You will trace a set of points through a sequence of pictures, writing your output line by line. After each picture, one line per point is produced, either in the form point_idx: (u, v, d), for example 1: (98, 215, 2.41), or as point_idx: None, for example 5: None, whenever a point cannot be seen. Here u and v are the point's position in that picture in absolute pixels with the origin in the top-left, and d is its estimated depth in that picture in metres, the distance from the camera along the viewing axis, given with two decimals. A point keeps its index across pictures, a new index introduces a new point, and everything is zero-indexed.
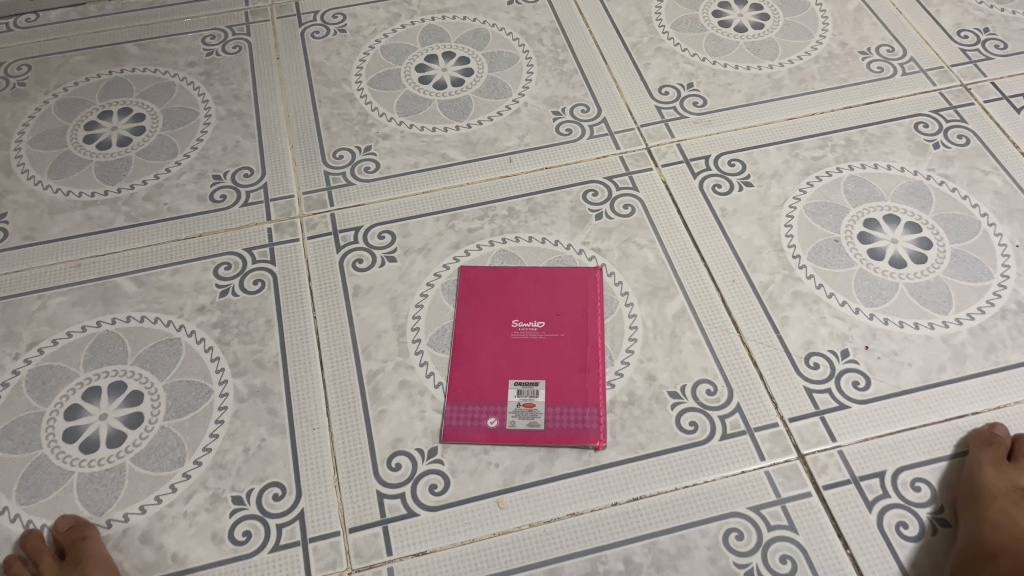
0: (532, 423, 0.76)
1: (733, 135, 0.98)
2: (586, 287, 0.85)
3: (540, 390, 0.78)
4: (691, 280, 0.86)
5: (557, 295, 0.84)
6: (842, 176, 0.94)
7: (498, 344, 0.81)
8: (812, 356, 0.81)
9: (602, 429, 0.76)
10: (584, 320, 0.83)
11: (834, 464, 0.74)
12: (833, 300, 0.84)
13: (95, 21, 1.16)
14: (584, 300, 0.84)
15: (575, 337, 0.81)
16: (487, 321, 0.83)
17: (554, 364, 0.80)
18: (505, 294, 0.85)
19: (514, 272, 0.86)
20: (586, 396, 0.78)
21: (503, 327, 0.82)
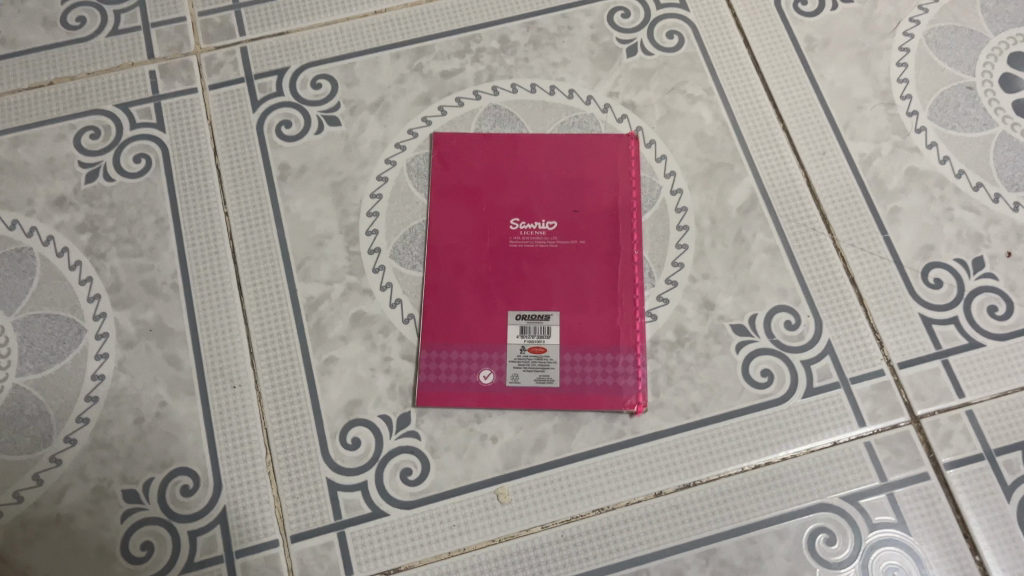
0: (542, 377, 0.54)
1: None
2: (615, 166, 0.59)
3: (553, 328, 0.55)
4: (765, 153, 0.60)
5: (574, 179, 0.59)
6: None
7: (492, 257, 0.57)
8: (933, 269, 0.57)
9: (641, 386, 0.54)
10: (614, 219, 0.58)
11: (961, 432, 0.54)
12: (963, 181, 0.60)
13: None
14: (613, 187, 0.58)
15: (601, 247, 0.57)
16: (475, 221, 0.58)
17: (571, 289, 0.56)
18: (500, 177, 0.59)
19: (511, 142, 0.60)
20: (618, 336, 0.55)
21: (499, 230, 0.57)
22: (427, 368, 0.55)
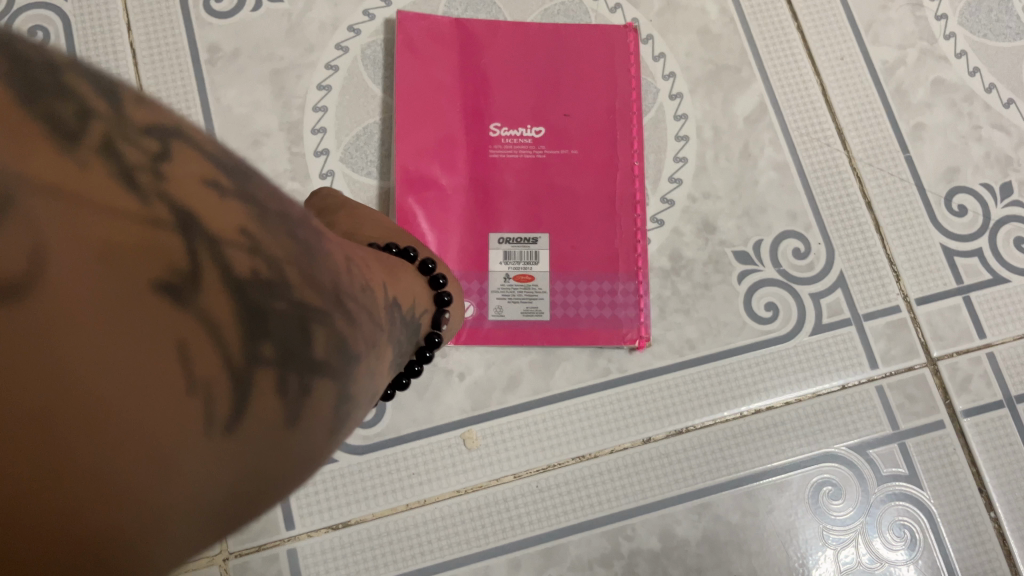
0: (530, 311, 0.47)
1: None
2: (613, 63, 0.51)
3: (541, 254, 0.48)
4: (776, 56, 0.53)
5: (568, 76, 0.50)
6: None
7: (468, 167, 0.48)
8: (956, 195, 0.51)
9: (642, 318, 0.47)
10: (614, 126, 0.49)
11: (981, 377, 0.48)
12: (993, 97, 0.53)
13: None
14: (611, 88, 0.50)
15: (598, 159, 0.49)
16: (446, 124, 0.48)
17: (565, 206, 0.48)
18: (476, 71, 0.49)
19: (488, 30, 0.50)
20: (617, 262, 0.48)
21: (477, 136, 0.49)
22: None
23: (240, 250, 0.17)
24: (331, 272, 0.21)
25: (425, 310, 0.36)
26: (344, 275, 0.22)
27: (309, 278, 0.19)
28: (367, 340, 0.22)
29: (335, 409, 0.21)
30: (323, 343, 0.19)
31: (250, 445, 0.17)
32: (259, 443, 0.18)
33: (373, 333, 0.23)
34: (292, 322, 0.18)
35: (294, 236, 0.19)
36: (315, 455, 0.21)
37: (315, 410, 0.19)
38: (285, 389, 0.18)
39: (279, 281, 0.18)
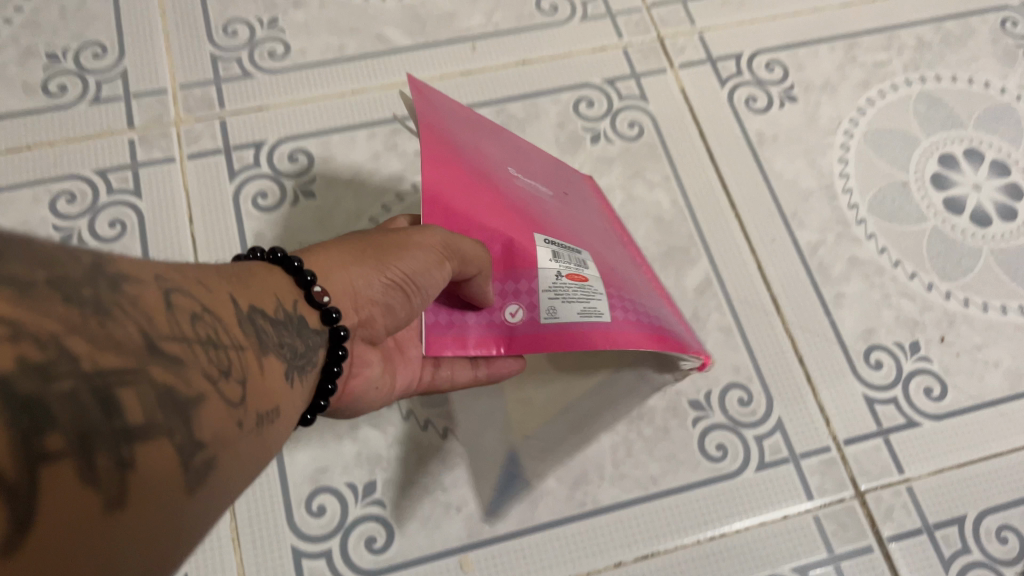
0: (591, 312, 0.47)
1: (774, 29, 0.74)
2: (592, 188, 0.63)
3: (588, 259, 0.50)
4: (718, 237, 0.64)
5: (554, 170, 0.59)
6: (910, 92, 0.71)
7: (505, 190, 0.51)
8: (873, 352, 0.61)
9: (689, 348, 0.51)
10: (602, 217, 0.59)
11: (903, 507, 0.56)
12: (900, 270, 0.64)
13: None
14: (593, 197, 0.61)
15: (604, 232, 0.57)
16: (478, 166, 0.50)
17: (594, 240, 0.53)
18: (483, 130, 0.55)
19: (483, 117, 0.57)
20: (657, 292, 0.52)
21: (504, 175, 0.53)
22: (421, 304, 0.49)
23: (18, 346, 0.19)
24: (132, 328, 0.24)
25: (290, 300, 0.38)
26: (164, 319, 0.25)
27: (102, 344, 0.22)
28: (206, 374, 0.26)
29: (180, 469, 0.23)
30: (135, 407, 0.22)
31: (75, 540, 0.19)
32: (71, 536, 0.19)
33: (211, 364, 0.27)
34: (95, 394, 0.21)
35: (80, 304, 0.22)
36: (177, 523, 0.23)
37: (141, 482, 0.22)
38: (95, 471, 0.20)
39: (53, 360, 0.20)
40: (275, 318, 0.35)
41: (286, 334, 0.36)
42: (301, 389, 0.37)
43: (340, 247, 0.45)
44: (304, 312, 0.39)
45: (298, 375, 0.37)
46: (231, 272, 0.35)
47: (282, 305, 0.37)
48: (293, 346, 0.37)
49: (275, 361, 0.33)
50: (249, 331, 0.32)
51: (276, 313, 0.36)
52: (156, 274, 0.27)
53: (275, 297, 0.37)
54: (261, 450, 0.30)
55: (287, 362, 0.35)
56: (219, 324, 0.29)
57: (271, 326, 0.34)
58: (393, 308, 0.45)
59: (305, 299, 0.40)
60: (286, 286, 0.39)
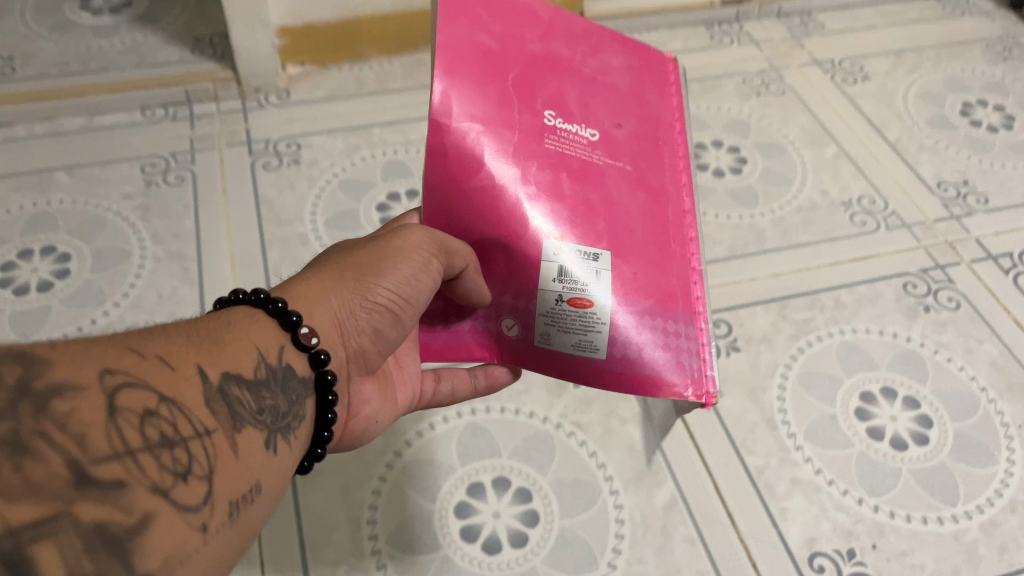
0: (587, 347, 0.56)
1: (719, 293, 0.92)
2: (653, 87, 0.63)
3: (600, 271, 0.56)
4: (680, 462, 0.78)
5: (613, 101, 0.60)
6: (833, 341, 0.88)
7: (532, 152, 0.55)
8: (816, 557, 0.73)
9: (700, 356, 0.58)
10: (661, 167, 0.61)
11: None
12: (834, 488, 0.77)
13: (21, 145, 1.03)
14: (657, 121, 0.62)
15: (654, 188, 0.60)
16: (500, 114, 0.55)
17: (630, 217, 0.58)
18: (524, 57, 0.57)
19: (547, 10, 0.60)
20: (677, 300, 0.58)
21: (536, 122, 0.56)
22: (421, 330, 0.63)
23: None
24: (55, 477, 0.32)
25: (270, 343, 0.49)
26: (101, 425, 0.35)
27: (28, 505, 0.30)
28: (155, 482, 0.35)
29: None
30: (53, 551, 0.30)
31: None
32: None
33: (143, 476, 0.35)
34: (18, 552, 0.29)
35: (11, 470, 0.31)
36: None
37: None
38: None
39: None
40: (247, 380, 0.46)
41: (269, 397, 0.47)
42: (291, 453, 0.49)
43: (318, 278, 0.55)
44: (294, 361, 0.51)
45: (282, 435, 0.48)
46: (202, 333, 0.46)
47: (272, 369, 0.48)
48: (276, 406, 0.48)
49: (253, 431, 0.44)
50: (219, 409, 0.42)
51: (256, 367, 0.47)
52: (99, 398, 0.36)
53: (253, 345, 0.48)
54: (214, 528, 0.39)
55: (266, 418, 0.46)
56: (172, 412, 0.39)
57: (247, 394, 0.45)
58: (382, 328, 0.57)
59: (292, 339, 0.51)
60: (271, 333, 0.50)
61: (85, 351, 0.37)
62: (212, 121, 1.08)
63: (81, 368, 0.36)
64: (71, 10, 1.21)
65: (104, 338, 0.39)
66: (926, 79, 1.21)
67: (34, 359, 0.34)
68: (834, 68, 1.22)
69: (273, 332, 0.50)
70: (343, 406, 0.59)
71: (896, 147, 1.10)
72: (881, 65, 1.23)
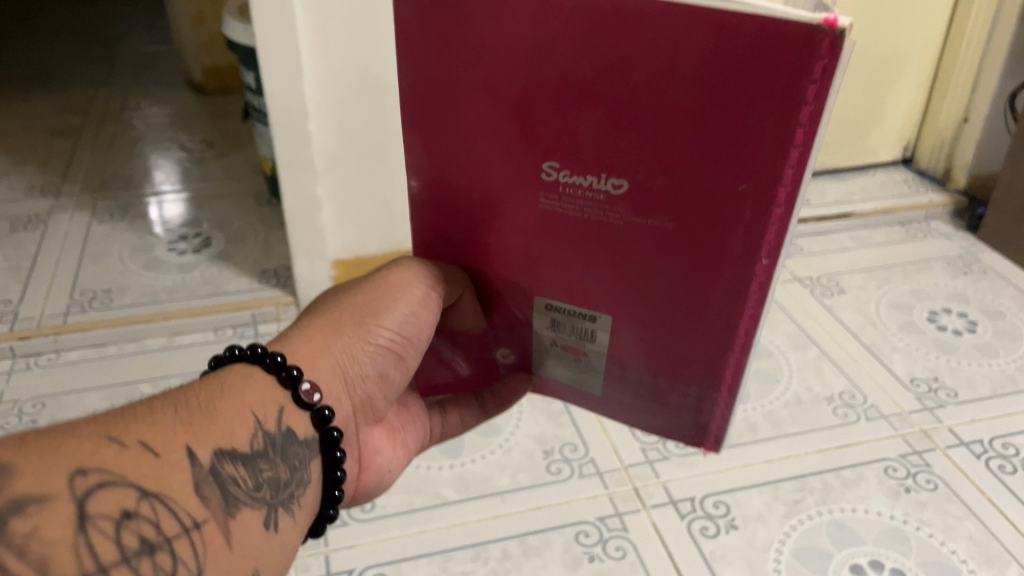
0: (583, 383, 0.75)
1: (717, 478, 1.03)
2: (733, 101, 0.51)
3: (596, 333, 0.69)
4: None
5: (666, 126, 0.54)
6: (822, 519, 0.97)
7: (530, 224, 0.63)
8: None
9: (721, 416, 0.70)
10: (701, 218, 0.57)
11: None
12: None
13: (113, 362, 1.20)
14: (734, 162, 0.54)
15: (691, 250, 0.60)
16: (506, 175, 0.61)
17: (654, 278, 0.63)
18: (545, 95, 0.56)
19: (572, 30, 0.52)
20: (696, 369, 0.68)
21: (539, 180, 0.60)
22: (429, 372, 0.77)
23: None
24: None
25: (264, 408, 0.59)
26: (71, 540, 0.42)
27: None
28: None
29: None
30: None
31: None
32: None
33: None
34: None
35: None
36: None
37: None
38: None
39: None
40: (242, 453, 0.55)
41: (266, 468, 0.57)
42: (292, 519, 0.59)
43: (317, 327, 0.65)
44: (295, 423, 0.61)
45: (282, 505, 0.58)
46: (196, 407, 0.55)
47: (271, 437, 0.58)
48: (275, 475, 0.58)
49: (248, 508, 0.54)
50: (208, 490, 0.51)
51: (254, 438, 0.57)
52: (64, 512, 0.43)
53: (250, 413, 0.57)
54: None
55: (264, 492, 0.56)
56: (155, 507, 0.47)
57: (242, 471, 0.55)
58: (384, 371, 0.68)
59: (292, 397, 0.61)
60: (269, 395, 0.60)
61: (60, 451, 0.45)
62: (274, 337, 1.26)
63: (53, 475, 0.44)
64: (161, 251, 1.44)
65: (82, 432, 0.47)
66: (894, 292, 1.38)
67: (13, 472, 0.42)
68: (813, 284, 1.40)
69: (271, 392, 0.60)
70: (355, 460, 0.70)
71: (871, 349, 1.25)
72: (854, 281, 1.41)
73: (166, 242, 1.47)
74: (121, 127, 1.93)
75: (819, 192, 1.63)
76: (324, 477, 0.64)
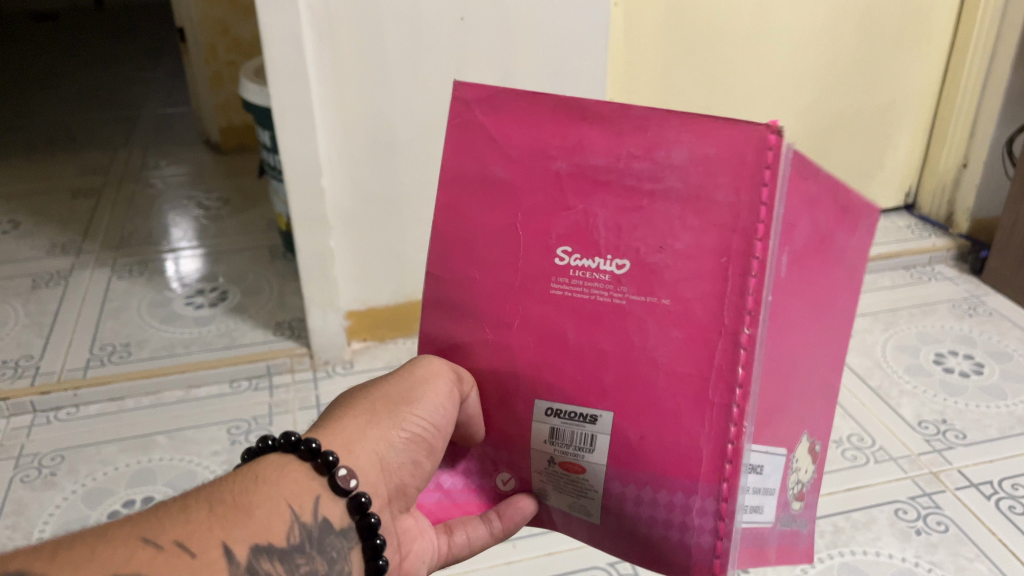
0: (581, 509, 0.60)
1: None
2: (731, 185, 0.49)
3: (596, 436, 0.56)
4: None
5: (665, 217, 0.51)
6: (834, 561, 0.98)
7: (520, 304, 0.57)
8: None
9: (718, 537, 0.54)
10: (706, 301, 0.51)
11: None
12: None
13: (131, 414, 1.23)
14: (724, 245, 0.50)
15: (695, 329, 0.52)
16: (508, 259, 0.56)
17: (654, 372, 0.54)
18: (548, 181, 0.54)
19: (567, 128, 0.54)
20: (696, 467, 0.53)
21: (545, 261, 0.55)
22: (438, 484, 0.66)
23: None
24: None
25: (302, 497, 0.55)
26: None
27: None
28: None
29: None
30: None
31: None
32: None
33: None
34: None
35: None
36: None
37: None
38: None
39: None
40: (278, 548, 0.52)
41: (304, 563, 0.53)
42: None
43: (350, 414, 0.60)
44: (332, 511, 0.56)
45: None
46: (229, 501, 0.51)
47: (308, 528, 0.54)
48: (314, 570, 0.53)
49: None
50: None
51: (289, 529, 0.53)
52: None
53: (286, 505, 0.53)
54: None
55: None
56: None
57: (279, 566, 0.51)
58: (416, 457, 0.61)
59: (328, 483, 0.56)
60: (304, 485, 0.55)
61: (92, 565, 0.43)
62: (288, 388, 1.28)
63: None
64: (179, 305, 1.48)
65: (115, 536, 0.46)
66: (900, 335, 1.39)
67: None
68: None
69: (306, 483, 0.55)
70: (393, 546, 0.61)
71: (878, 392, 1.26)
72: (859, 325, 1.42)
73: (183, 296, 1.51)
74: (140, 186, 1.99)
75: None
76: (367, 572, 0.57)
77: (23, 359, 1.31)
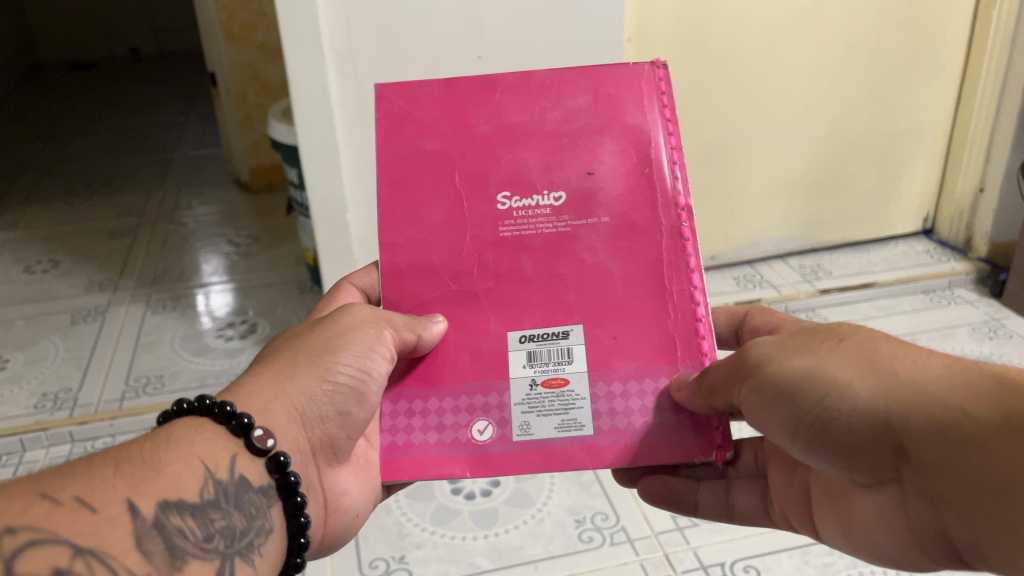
0: (573, 426, 0.70)
1: (747, 543, 1.05)
2: (612, 119, 0.77)
3: (572, 349, 0.73)
4: None
5: (574, 152, 0.77)
6: None
7: (484, 249, 0.76)
8: None
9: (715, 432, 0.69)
10: (626, 203, 0.75)
11: None
12: None
13: None
14: (626, 161, 0.76)
15: (637, 233, 0.75)
16: (457, 220, 0.76)
17: (605, 271, 0.74)
18: (476, 143, 0.77)
19: (499, 89, 0.78)
20: (674, 352, 0.72)
21: (491, 211, 0.76)
22: (394, 434, 0.73)
23: None
24: None
25: (214, 459, 0.61)
26: None
27: None
28: None
29: None
30: None
31: None
32: None
33: None
34: None
35: None
36: None
37: None
38: None
39: None
40: (192, 504, 0.57)
41: (219, 518, 0.59)
42: (252, 568, 0.60)
43: (269, 374, 0.69)
44: (250, 473, 0.63)
45: (240, 555, 0.59)
46: (139, 461, 0.56)
47: (223, 486, 0.60)
48: (230, 525, 0.59)
49: (200, 562, 0.55)
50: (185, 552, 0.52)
51: (203, 484, 0.59)
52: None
53: (199, 462, 0.60)
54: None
55: (217, 543, 0.57)
56: (89, 563, 0.48)
57: (191, 522, 0.56)
58: (347, 409, 0.71)
59: (245, 443, 0.64)
60: (221, 447, 0.62)
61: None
62: None
63: None
64: (209, 339, 1.53)
65: (17, 493, 0.49)
66: None
67: None
68: None
69: (222, 447, 0.62)
70: (320, 502, 0.73)
71: None
72: None
73: (214, 329, 1.56)
74: (174, 225, 2.05)
75: (840, 264, 1.67)
76: (290, 529, 0.66)
77: (62, 392, 1.36)
